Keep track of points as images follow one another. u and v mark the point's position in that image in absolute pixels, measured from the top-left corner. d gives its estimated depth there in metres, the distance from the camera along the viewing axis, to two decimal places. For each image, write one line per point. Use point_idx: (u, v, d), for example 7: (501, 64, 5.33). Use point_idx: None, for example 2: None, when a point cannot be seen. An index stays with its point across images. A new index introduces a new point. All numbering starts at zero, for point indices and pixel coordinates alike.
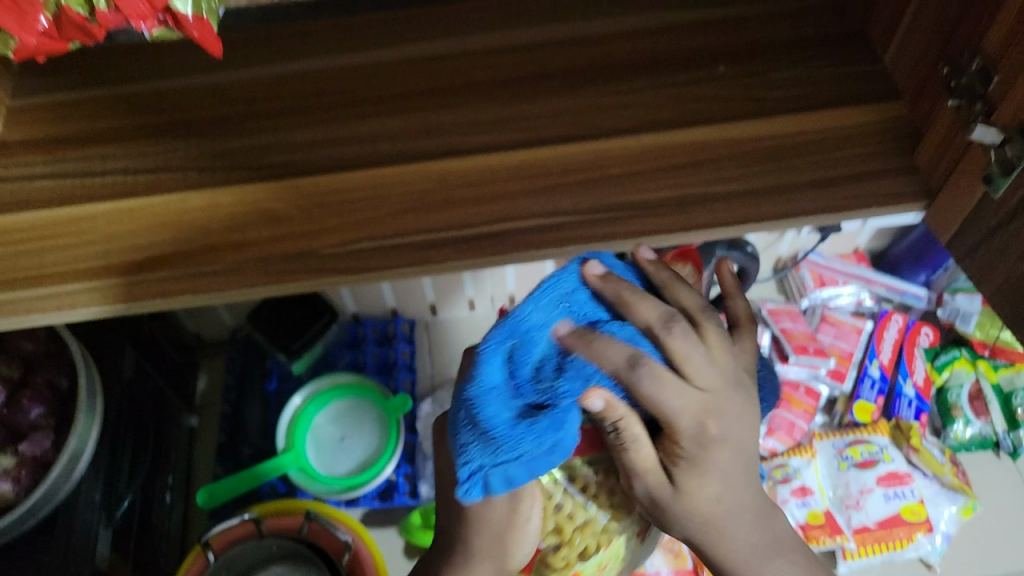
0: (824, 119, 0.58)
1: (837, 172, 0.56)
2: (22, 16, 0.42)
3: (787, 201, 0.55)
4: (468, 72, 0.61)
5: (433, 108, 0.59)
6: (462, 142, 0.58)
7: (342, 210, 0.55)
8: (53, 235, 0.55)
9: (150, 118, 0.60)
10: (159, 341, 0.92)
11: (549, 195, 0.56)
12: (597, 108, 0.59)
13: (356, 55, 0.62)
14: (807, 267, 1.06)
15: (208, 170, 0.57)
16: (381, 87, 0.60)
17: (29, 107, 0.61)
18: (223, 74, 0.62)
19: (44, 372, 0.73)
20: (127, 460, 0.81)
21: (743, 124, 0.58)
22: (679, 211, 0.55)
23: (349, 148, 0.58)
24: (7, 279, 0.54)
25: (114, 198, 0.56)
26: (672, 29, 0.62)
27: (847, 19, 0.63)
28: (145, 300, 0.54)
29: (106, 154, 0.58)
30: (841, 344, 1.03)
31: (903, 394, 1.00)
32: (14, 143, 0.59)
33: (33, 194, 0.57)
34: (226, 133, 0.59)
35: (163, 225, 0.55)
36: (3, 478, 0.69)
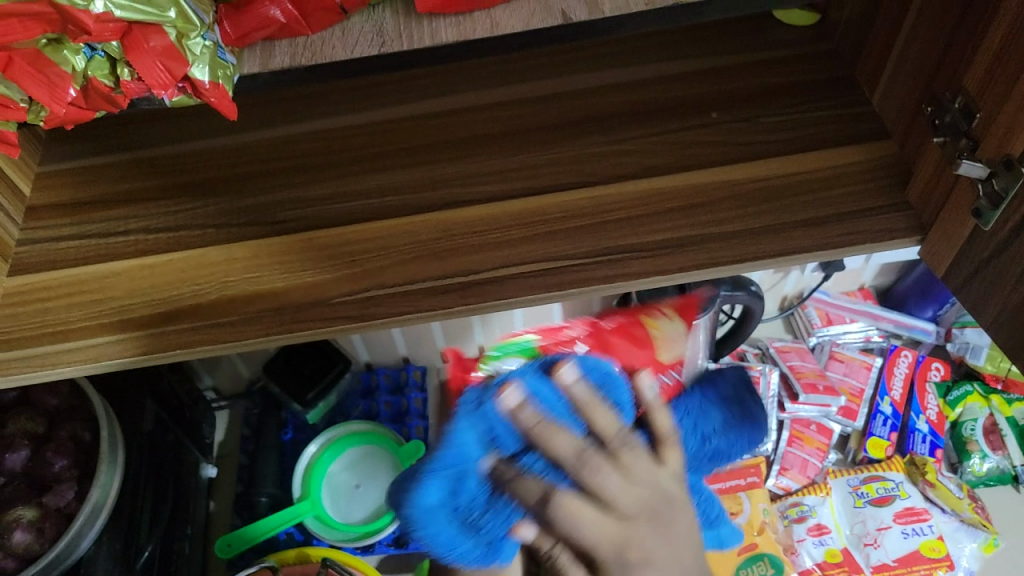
0: (815, 160, 0.60)
1: (830, 211, 0.58)
2: (52, 88, 0.45)
3: (783, 240, 0.57)
4: (471, 126, 0.64)
5: (439, 162, 0.62)
6: (468, 192, 0.60)
7: (354, 260, 0.58)
8: (80, 293, 0.58)
9: (170, 180, 0.63)
10: (178, 394, 0.94)
11: (551, 240, 0.58)
12: (595, 156, 0.61)
13: (365, 113, 0.65)
14: (812, 305, 1.08)
15: (225, 227, 0.60)
16: (389, 143, 0.63)
17: (56, 173, 0.65)
18: (240, 136, 0.65)
19: (68, 426, 0.75)
20: (147, 511, 0.83)
21: (737, 167, 0.60)
22: (677, 252, 0.57)
23: (360, 201, 0.60)
24: (35, 334, 0.56)
25: (137, 256, 0.59)
26: (666, 79, 0.65)
27: (834, 64, 0.65)
28: (166, 352, 0.56)
29: (129, 214, 0.61)
30: (850, 381, 1.03)
31: (917, 429, 0.99)
32: (43, 207, 0.62)
33: (61, 255, 0.60)
34: (242, 191, 0.62)
35: (184, 280, 0.58)
36: (27, 529, 0.70)
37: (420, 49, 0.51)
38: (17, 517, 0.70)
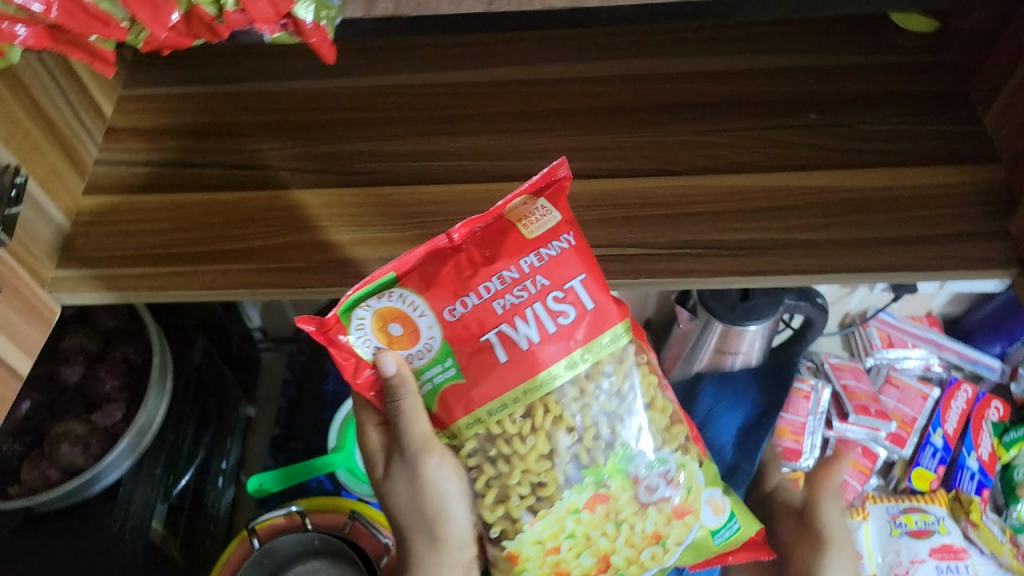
0: (914, 176, 0.57)
1: (924, 231, 0.55)
2: (157, 10, 0.44)
3: (870, 255, 0.54)
4: (557, 99, 0.62)
5: (522, 131, 0.60)
6: (546, 166, 0.59)
7: (425, 221, 0.57)
8: (152, 220, 0.58)
9: (249, 117, 0.63)
10: (228, 330, 0.95)
11: (627, 226, 0.56)
12: (681, 145, 0.59)
13: (451, 73, 0.64)
14: (875, 325, 1.04)
15: (298, 172, 0.60)
16: (472, 106, 0.62)
17: (138, 98, 0.65)
18: (322, 81, 0.64)
19: (122, 348, 0.77)
20: (188, 439, 0.84)
21: (830, 173, 0.57)
22: (758, 254, 0.55)
23: (436, 162, 0.59)
24: (105, 255, 0.56)
25: (210, 190, 0.59)
26: (765, 72, 0.63)
27: (948, 77, 0.62)
28: (229, 290, 0.56)
29: (206, 147, 0.61)
30: (903, 409, 1.00)
31: (966, 466, 0.96)
32: (122, 130, 0.63)
33: (136, 180, 0.60)
34: (320, 137, 0.61)
35: (254, 220, 0.58)
36: (75, 443, 0.72)
37: (527, 11, 0.49)
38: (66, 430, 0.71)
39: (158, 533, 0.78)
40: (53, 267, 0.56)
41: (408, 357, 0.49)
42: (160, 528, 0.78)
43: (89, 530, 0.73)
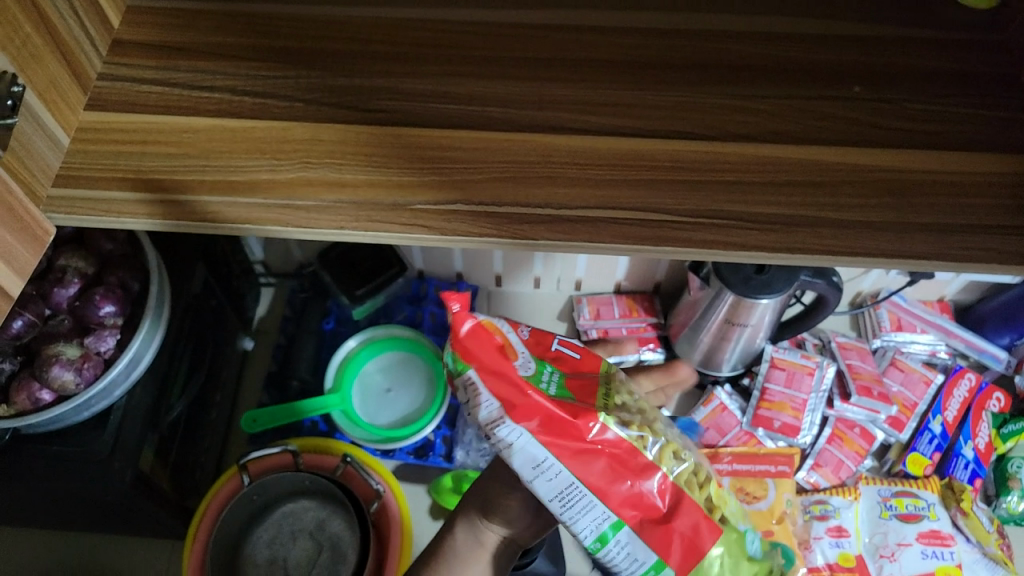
0: (958, 161, 0.54)
1: (963, 220, 0.53)
2: None
3: (905, 241, 0.52)
4: (590, 49, 0.59)
5: (550, 79, 0.57)
6: (573, 119, 0.56)
7: (442, 166, 0.54)
8: (156, 141, 0.55)
9: (264, 41, 0.59)
10: (228, 261, 0.92)
11: (653, 189, 0.54)
12: (716, 108, 0.56)
13: (480, 11, 0.61)
14: (886, 307, 1.02)
15: (312, 104, 0.56)
16: (500, 47, 0.59)
17: (148, 10, 0.61)
18: (344, 9, 0.61)
19: (119, 273, 0.75)
20: (183, 371, 0.83)
21: (868, 151, 0.55)
22: (788, 230, 0.52)
23: (458, 105, 0.56)
24: (107, 176, 0.54)
25: (219, 115, 0.56)
26: (811, 38, 0.59)
27: (1003, 59, 0.58)
28: (235, 224, 0.53)
29: (217, 69, 0.58)
30: (906, 393, 0.99)
31: (961, 454, 0.95)
32: (130, 43, 0.59)
33: (141, 98, 0.57)
34: (337, 68, 0.58)
35: (263, 150, 0.55)
36: (67, 367, 0.69)
37: None
38: (58, 352, 0.70)
39: (148, 462, 0.77)
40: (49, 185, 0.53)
41: (524, 368, 0.57)
42: (149, 458, 0.77)
43: (78, 454, 0.72)
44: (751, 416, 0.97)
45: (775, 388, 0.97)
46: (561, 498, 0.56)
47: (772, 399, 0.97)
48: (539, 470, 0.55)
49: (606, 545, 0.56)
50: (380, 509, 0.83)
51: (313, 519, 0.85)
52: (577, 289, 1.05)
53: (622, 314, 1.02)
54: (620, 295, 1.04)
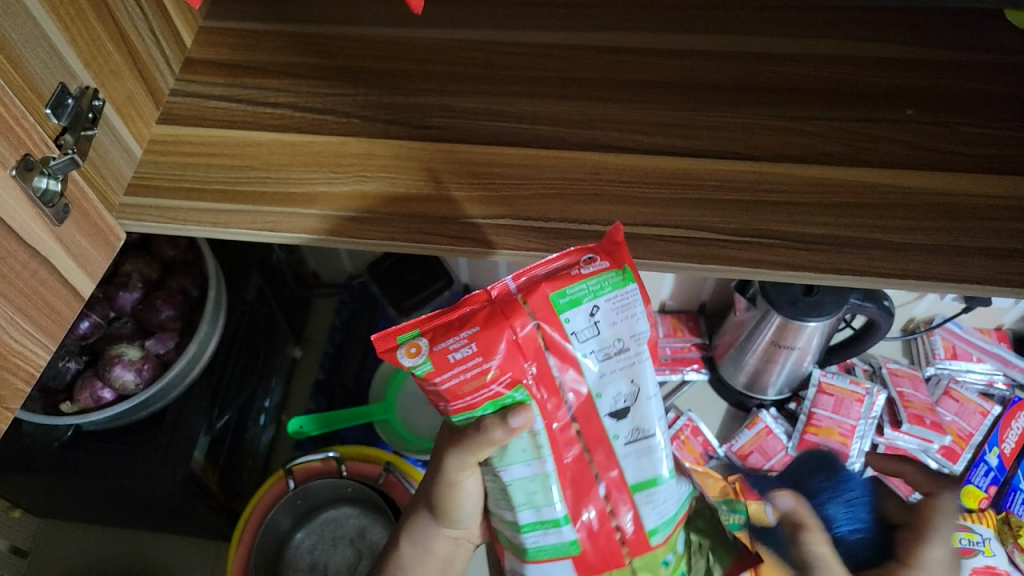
0: (1012, 185, 0.54)
1: (1011, 245, 0.52)
2: None
3: (954, 264, 0.51)
4: (639, 69, 0.60)
5: (601, 100, 0.58)
6: (620, 137, 0.57)
7: (492, 181, 0.56)
8: (221, 153, 0.58)
9: (327, 60, 0.62)
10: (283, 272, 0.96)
11: (698, 207, 0.54)
12: (762, 128, 0.57)
13: (533, 33, 0.62)
14: (941, 334, 1.00)
15: (370, 120, 0.59)
16: (550, 68, 0.60)
17: (218, 31, 0.64)
18: (402, 31, 0.63)
19: (179, 279, 0.78)
20: (235, 377, 0.85)
21: (918, 173, 0.54)
22: (833, 250, 0.52)
23: (509, 124, 0.58)
24: (175, 185, 0.57)
25: (281, 130, 0.59)
26: (862, 62, 0.59)
27: None
28: (292, 234, 0.55)
29: (281, 87, 0.61)
30: (961, 424, 0.96)
31: (1020, 489, 0.92)
32: (202, 62, 0.62)
33: (209, 113, 0.60)
34: (395, 87, 0.60)
35: (321, 164, 0.57)
36: (128, 367, 0.73)
37: None
38: (120, 353, 0.73)
39: (199, 464, 0.80)
40: (121, 193, 0.56)
41: None
42: (200, 459, 0.80)
43: (135, 452, 0.75)
44: (797, 441, 0.95)
45: (822, 413, 0.95)
46: (635, 439, 0.53)
47: (820, 424, 0.95)
48: (630, 400, 0.53)
49: (662, 486, 0.54)
50: None
51: (355, 528, 0.88)
52: None
53: (666, 334, 1.02)
54: (665, 314, 1.05)
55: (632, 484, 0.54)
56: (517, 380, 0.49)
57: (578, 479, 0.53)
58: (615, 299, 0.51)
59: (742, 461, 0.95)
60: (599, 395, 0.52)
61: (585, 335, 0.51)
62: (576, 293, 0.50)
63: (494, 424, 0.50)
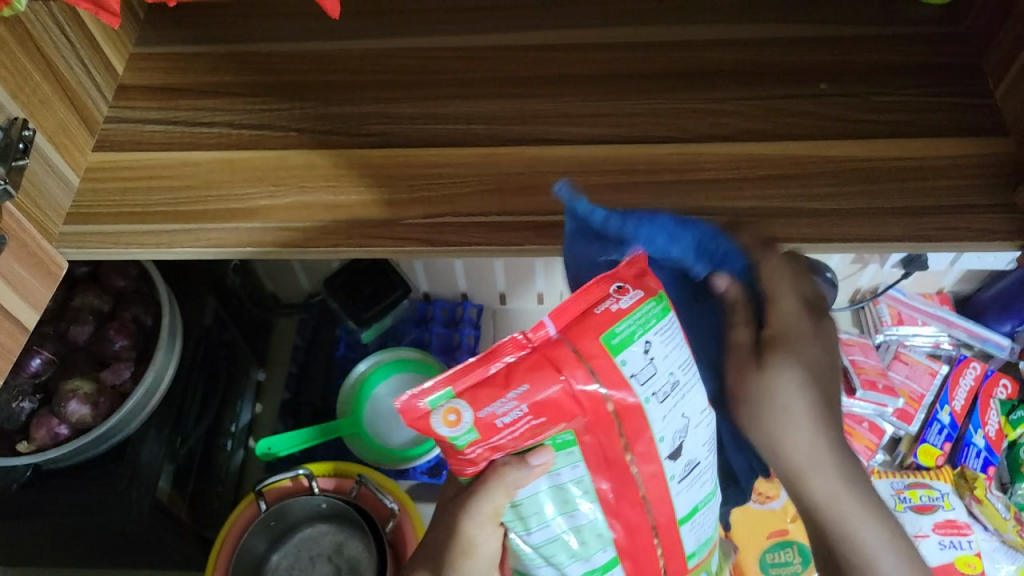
0: (925, 147, 0.56)
1: (930, 203, 0.55)
2: None
3: (876, 225, 0.54)
4: (566, 65, 0.62)
5: (533, 97, 0.60)
6: (552, 131, 0.59)
7: (432, 182, 0.57)
8: (160, 176, 0.58)
9: (260, 77, 0.63)
10: (238, 295, 0.96)
11: (632, 191, 0.56)
12: (687, 112, 0.59)
13: (462, 36, 0.63)
14: (886, 301, 1.02)
15: (307, 133, 0.60)
16: (480, 70, 0.62)
17: (150, 56, 0.64)
18: (332, 43, 0.64)
19: (132, 308, 0.78)
20: (196, 403, 0.85)
21: (838, 143, 0.57)
22: (763, 222, 0.55)
23: (445, 126, 0.59)
24: (115, 211, 0.57)
25: (219, 149, 0.59)
26: (779, 41, 0.62)
27: (961, 50, 0.61)
28: (237, 248, 0.56)
29: (216, 106, 0.61)
30: (911, 385, 0.99)
31: (972, 443, 0.96)
32: (136, 88, 0.63)
33: (146, 137, 0.60)
34: (329, 99, 0.61)
35: (261, 178, 0.58)
36: (83, 401, 0.72)
37: None
38: (75, 387, 0.72)
39: (166, 493, 0.79)
40: (61, 223, 0.56)
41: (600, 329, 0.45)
42: (166, 488, 0.79)
43: (99, 488, 0.74)
44: None
45: None
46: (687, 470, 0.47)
47: None
48: (683, 433, 0.46)
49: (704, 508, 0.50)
50: (394, 527, 0.85)
51: (331, 544, 0.88)
52: None
53: None
54: None
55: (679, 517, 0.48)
56: (563, 427, 0.43)
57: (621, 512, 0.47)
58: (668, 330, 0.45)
59: None
60: (661, 437, 0.45)
61: (643, 376, 0.43)
62: (626, 331, 0.43)
63: (511, 466, 0.43)
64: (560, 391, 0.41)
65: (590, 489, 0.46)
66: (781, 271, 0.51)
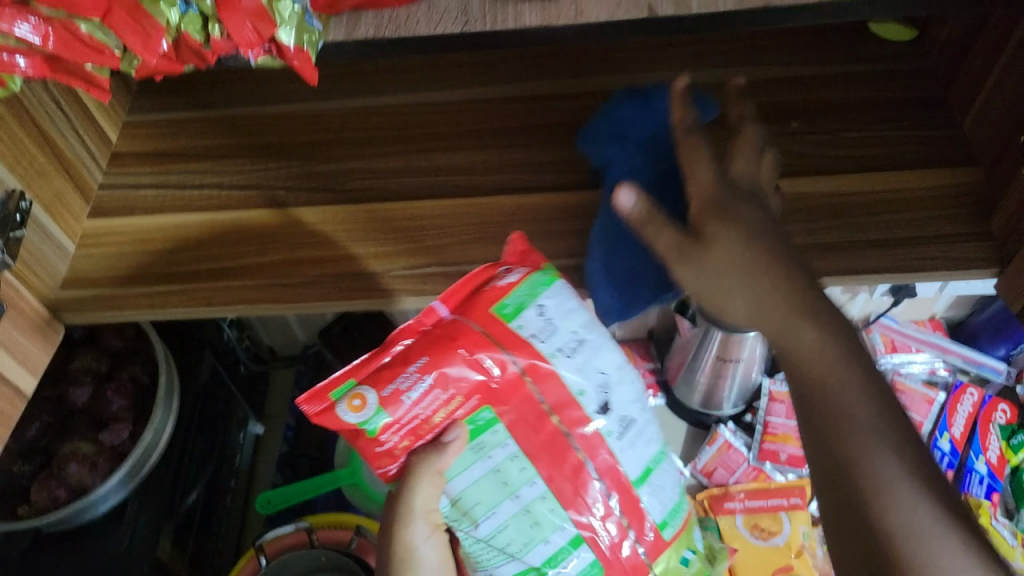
0: (896, 180, 0.58)
1: (905, 234, 0.56)
2: (147, 38, 0.40)
3: (852, 259, 0.55)
4: (544, 114, 0.63)
5: (511, 146, 0.62)
6: (532, 179, 0.60)
7: (416, 234, 0.59)
8: (153, 239, 0.60)
9: (249, 139, 0.65)
10: (234, 349, 0.97)
11: None
12: None
13: (443, 91, 0.66)
14: (878, 330, 1.03)
15: (295, 190, 0.61)
16: (460, 123, 0.64)
17: (142, 123, 0.67)
18: (316, 103, 0.66)
19: (129, 368, 0.78)
20: (195, 461, 0.86)
21: (811, 180, 0.58)
22: None
23: (426, 178, 0.61)
24: (109, 275, 0.59)
25: (209, 209, 0.61)
26: (748, 82, 0.64)
27: (927, 84, 0.63)
28: (227, 305, 0.57)
29: (207, 169, 0.63)
30: (910, 414, 0.99)
31: (975, 470, 0.95)
32: (128, 155, 0.65)
33: (139, 202, 0.62)
34: (316, 157, 0.63)
35: (250, 237, 0.59)
36: (83, 462, 0.73)
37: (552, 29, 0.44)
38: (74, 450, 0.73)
39: (167, 551, 0.80)
40: (57, 289, 0.58)
41: None
42: (168, 547, 0.80)
43: (100, 549, 0.74)
44: (757, 450, 0.97)
45: (777, 420, 0.98)
46: (621, 425, 0.52)
47: (775, 432, 0.98)
48: (602, 390, 0.51)
49: (655, 472, 0.54)
50: None
51: None
52: None
53: None
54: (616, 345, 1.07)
55: (632, 479, 0.52)
56: (477, 404, 0.49)
57: (563, 464, 0.50)
58: (556, 296, 0.51)
59: (709, 479, 0.97)
60: (580, 392, 0.50)
61: (540, 336, 0.49)
62: (516, 302, 0.49)
63: (428, 450, 0.48)
64: (463, 353, 0.47)
65: (528, 463, 0.49)
66: (699, 148, 0.51)
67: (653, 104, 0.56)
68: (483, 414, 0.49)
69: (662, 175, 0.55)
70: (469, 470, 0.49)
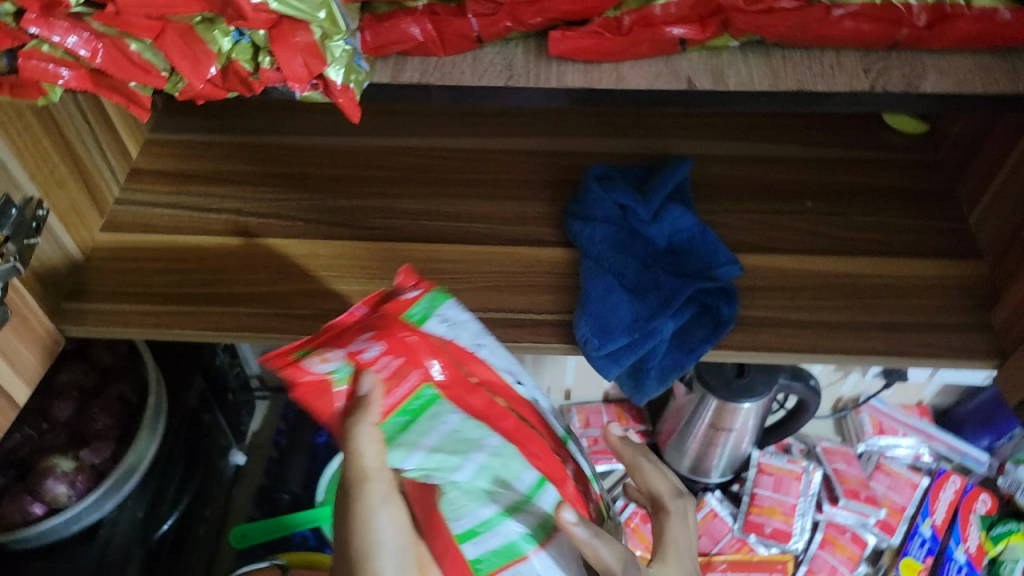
0: (904, 267, 0.59)
1: (912, 319, 0.57)
2: (196, 63, 0.41)
3: (859, 339, 0.56)
4: (566, 170, 0.64)
5: (532, 199, 0.63)
6: (550, 233, 0.61)
7: (431, 276, 0.59)
8: (164, 259, 0.60)
9: (271, 168, 0.65)
10: (224, 375, 0.96)
11: None
12: None
13: (468, 140, 0.67)
14: (867, 411, 1.04)
15: (313, 223, 0.62)
16: (483, 172, 0.64)
17: (166, 143, 0.67)
18: (341, 140, 0.67)
19: (118, 386, 0.77)
20: (174, 487, 0.84)
21: (823, 259, 0.59)
22: (752, 331, 0.56)
23: (446, 223, 0.61)
24: (116, 292, 0.58)
25: (225, 235, 0.61)
26: (766, 160, 0.65)
27: (937, 176, 0.64)
28: (233, 332, 0.56)
29: (226, 194, 0.63)
30: (893, 496, 0.99)
31: (953, 558, 0.94)
32: (149, 173, 0.65)
33: (154, 221, 0.62)
34: (336, 192, 0.63)
35: (264, 266, 0.59)
36: (60, 479, 0.71)
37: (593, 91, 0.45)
38: (53, 466, 0.71)
39: None
40: (62, 303, 0.57)
41: None
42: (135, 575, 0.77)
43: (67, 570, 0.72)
44: (743, 522, 0.97)
45: (764, 493, 0.98)
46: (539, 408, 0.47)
47: (763, 504, 0.97)
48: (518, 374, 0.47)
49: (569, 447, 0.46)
50: None
51: None
52: (567, 398, 1.07)
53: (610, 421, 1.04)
54: (608, 405, 1.07)
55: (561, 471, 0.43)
56: (422, 379, 0.41)
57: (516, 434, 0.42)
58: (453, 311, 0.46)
59: None
60: (512, 379, 0.46)
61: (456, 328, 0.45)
62: (424, 308, 0.44)
63: (365, 401, 0.38)
64: (415, 339, 0.41)
65: (481, 422, 0.41)
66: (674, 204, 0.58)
67: (673, 177, 0.59)
68: (427, 391, 0.41)
69: (653, 243, 0.57)
70: (425, 436, 0.40)
